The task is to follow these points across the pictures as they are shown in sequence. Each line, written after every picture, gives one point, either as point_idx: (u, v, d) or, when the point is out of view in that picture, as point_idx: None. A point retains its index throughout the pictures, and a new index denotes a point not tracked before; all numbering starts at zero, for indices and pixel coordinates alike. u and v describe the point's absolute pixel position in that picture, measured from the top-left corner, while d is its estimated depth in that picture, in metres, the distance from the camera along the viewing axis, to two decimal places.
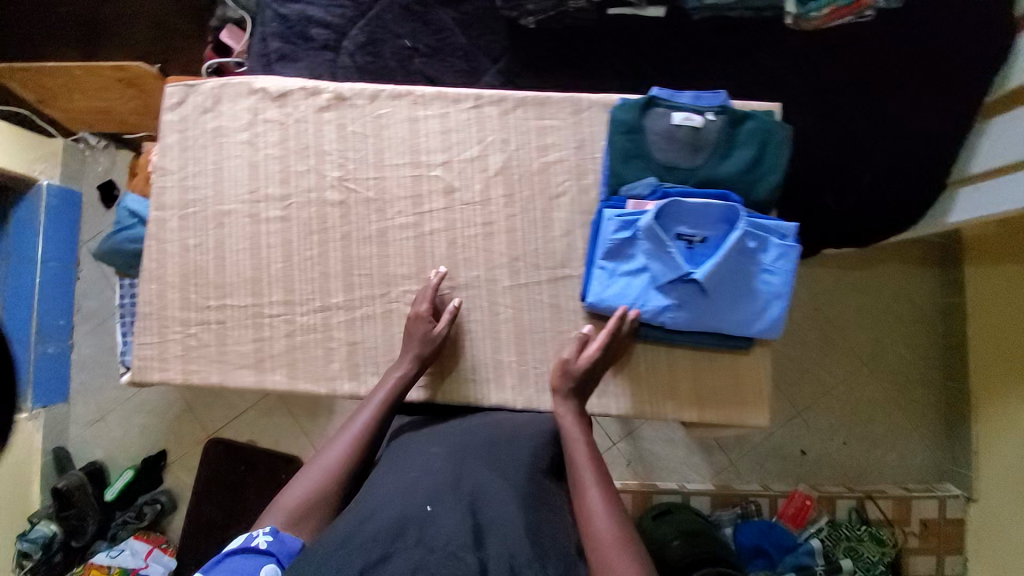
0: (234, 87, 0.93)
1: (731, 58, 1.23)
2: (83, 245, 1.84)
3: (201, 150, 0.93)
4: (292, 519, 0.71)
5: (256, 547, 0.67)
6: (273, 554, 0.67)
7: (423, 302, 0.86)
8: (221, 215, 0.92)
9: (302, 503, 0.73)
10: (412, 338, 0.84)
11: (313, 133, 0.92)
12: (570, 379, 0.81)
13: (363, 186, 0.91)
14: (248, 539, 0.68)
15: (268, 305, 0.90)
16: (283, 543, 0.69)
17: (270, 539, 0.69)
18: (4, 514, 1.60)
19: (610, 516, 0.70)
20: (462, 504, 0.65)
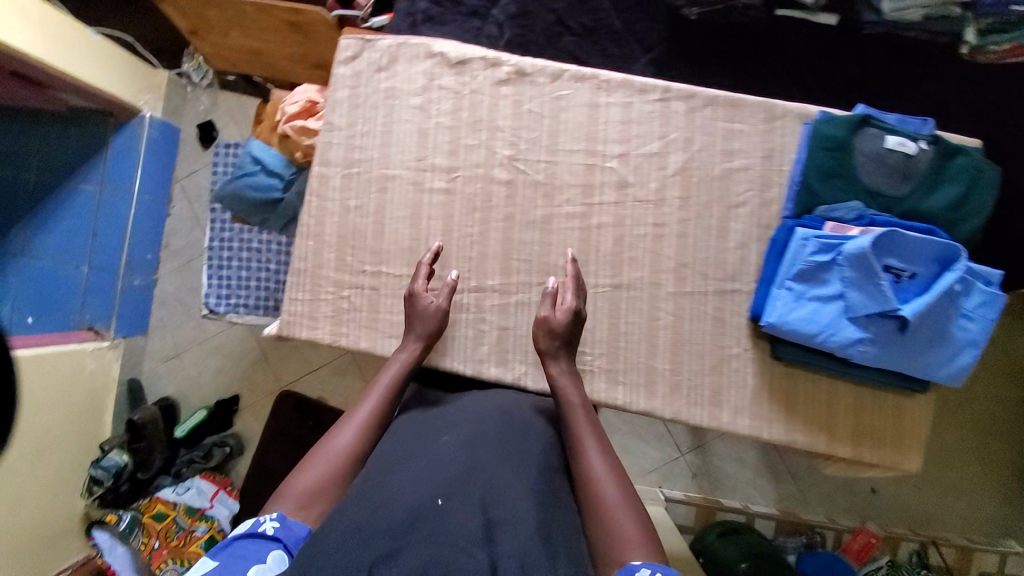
0: (412, 47, 0.90)
1: (903, 77, 1.15)
2: (176, 182, 1.84)
3: (372, 110, 0.90)
4: (299, 505, 0.68)
5: (262, 532, 0.64)
6: (281, 540, 0.64)
7: (420, 275, 0.84)
8: (385, 179, 0.89)
9: (313, 489, 0.70)
10: (425, 316, 0.83)
11: (487, 106, 0.89)
12: (551, 337, 0.81)
13: (533, 168, 0.88)
14: (255, 524, 0.65)
15: (423, 278, 0.88)
16: (290, 530, 0.65)
17: (277, 525, 0.65)
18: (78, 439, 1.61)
19: (627, 506, 0.68)
20: (474, 498, 0.64)
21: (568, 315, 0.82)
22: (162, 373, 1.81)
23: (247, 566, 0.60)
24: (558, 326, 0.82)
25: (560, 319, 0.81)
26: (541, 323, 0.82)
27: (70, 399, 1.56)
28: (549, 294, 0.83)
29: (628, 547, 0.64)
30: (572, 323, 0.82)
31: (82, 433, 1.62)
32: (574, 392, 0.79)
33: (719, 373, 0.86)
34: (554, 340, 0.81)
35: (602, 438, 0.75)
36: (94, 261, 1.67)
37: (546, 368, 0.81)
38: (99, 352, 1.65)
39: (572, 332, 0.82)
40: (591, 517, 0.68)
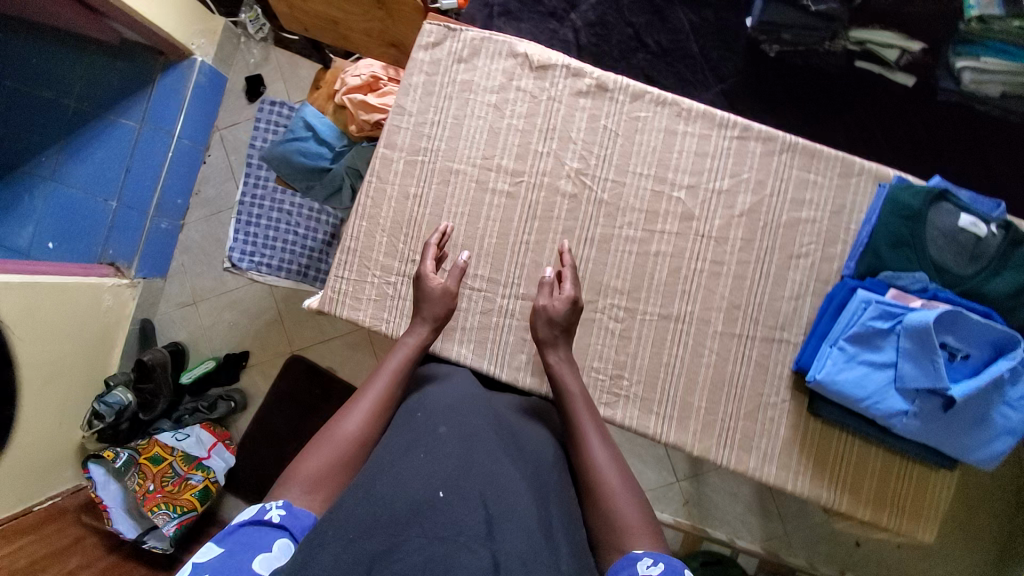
0: (497, 43, 0.88)
1: (976, 147, 1.12)
2: (216, 130, 1.82)
3: (445, 100, 0.88)
4: (307, 493, 0.66)
5: (268, 519, 0.62)
6: (287, 529, 0.62)
7: (427, 258, 0.84)
8: (449, 173, 0.88)
9: (319, 476, 0.67)
10: (435, 300, 0.82)
11: (563, 115, 0.87)
12: (551, 325, 0.81)
13: (600, 186, 0.87)
14: (260, 511, 0.62)
15: (471, 277, 0.88)
16: (296, 518, 0.63)
17: (283, 513, 0.63)
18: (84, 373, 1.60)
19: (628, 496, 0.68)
20: (476, 494, 0.61)
21: (567, 304, 0.81)
22: (176, 319, 1.81)
23: (254, 554, 0.58)
24: (557, 314, 0.81)
25: (557, 308, 0.81)
26: (541, 311, 0.82)
27: (82, 331, 1.55)
28: (550, 282, 0.83)
29: (631, 534, 0.64)
30: (571, 312, 0.82)
31: (89, 366, 1.60)
32: (569, 381, 0.78)
33: (753, 420, 0.87)
34: (554, 329, 0.81)
35: (600, 429, 0.75)
36: (125, 197, 1.64)
37: (545, 355, 0.81)
38: (117, 290, 1.64)
39: (571, 321, 0.82)
40: (595, 504, 0.69)
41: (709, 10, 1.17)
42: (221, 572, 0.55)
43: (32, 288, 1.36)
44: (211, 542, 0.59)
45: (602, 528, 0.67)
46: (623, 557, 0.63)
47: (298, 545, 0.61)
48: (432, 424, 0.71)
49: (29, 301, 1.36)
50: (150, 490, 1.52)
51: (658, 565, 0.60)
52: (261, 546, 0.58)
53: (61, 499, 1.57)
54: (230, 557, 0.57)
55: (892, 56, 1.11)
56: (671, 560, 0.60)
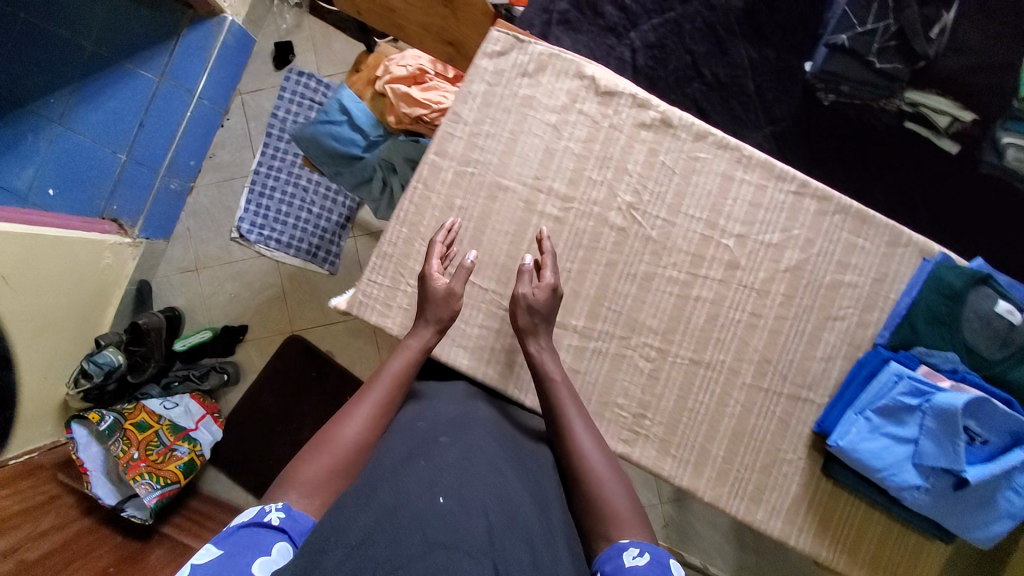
0: (564, 61, 0.85)
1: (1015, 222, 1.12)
2: (237, 94, 1.75)
3: (503, 114, 0.85)
4: (304, 496, 0.65)
5: (268, 521, 0.61)
6: (285, 531, 0.61)
7: (434, 259, 0.81)
8: (498, 188, 0.85)
9: (318, 480, 0.67)
10: (440, 302, 0.80)
11: (622, 145, 0.85)
12: (532, 312, 0.80)
13: (649, 223, 0.85)
14: (260, 513, 0.62)
15: (507, 298, 0.86)
16: (295, 521, 0.62)
17: (283, 516, 0.62)
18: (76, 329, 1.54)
19: (618, 487, 0.70)
20: (477, 500, 0.60)
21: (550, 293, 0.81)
22: (176, 284, 1.75)
23: (254, 556, 0.56)
24: (541, 301, 0.80)
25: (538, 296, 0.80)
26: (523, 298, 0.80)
27: (79, 288, 1.48)
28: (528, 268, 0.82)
29: (619, 523, 0.67)
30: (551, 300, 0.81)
31: (82, 323, 1.54)
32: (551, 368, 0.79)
33: (767, 475, 0.88)
34: (537, 319, 0.80)
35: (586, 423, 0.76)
36: (135, 151, 1.57)
37: (526, 343, 0.80)
38: (118, 248, 1.58)
39: (551, 308, 0.81)
40: (583, 495, 0.71)
41: (770, 49, 1.15)
42: (221, 573, 0.54)
43: (31, 240, 1.30)
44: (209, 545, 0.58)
45: (593, 519, 0.69)
46: (611, 546, 0.65)
47: (297, 548, 0.60)
48: (433, 434, 0.72)
49: (26, 256, 1.29)
50: (133, 458, 1.47)
51: (645, 556, 0.62)
52: (262, 547, 0.58)
53: (38, 455, 1.49)
54: (229, 558, 0.56)
55: (942, 122, 1.10)
56: (659, 553, 0.62)
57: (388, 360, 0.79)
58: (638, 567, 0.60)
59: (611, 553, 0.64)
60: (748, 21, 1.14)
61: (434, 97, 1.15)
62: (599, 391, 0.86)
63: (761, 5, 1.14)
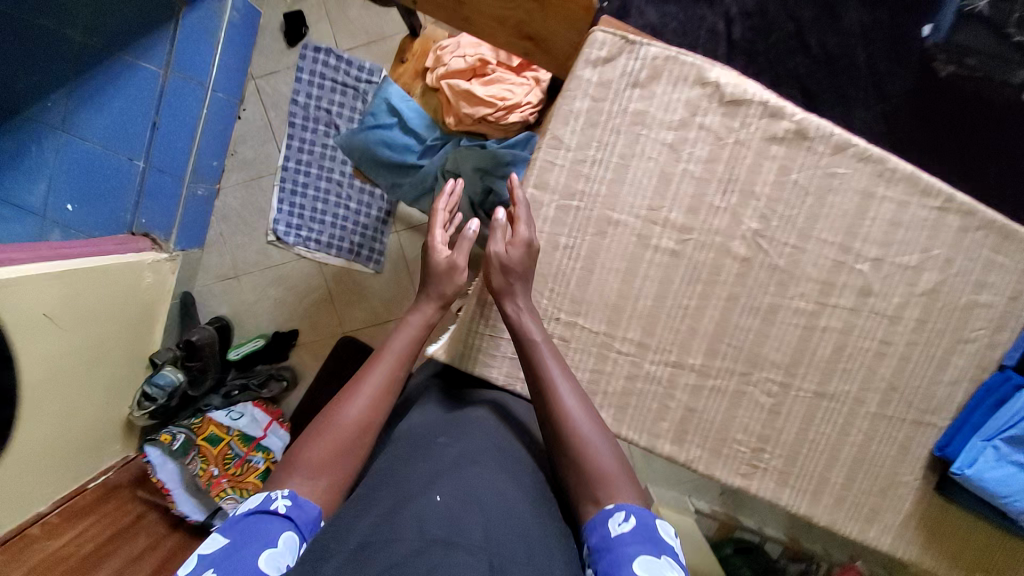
0: (682, 66, 0.72)
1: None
2: (250, 80, 1.57)
3: (612, 135, 0.74)
4: (309, 485, 0.71)
5: (274, 509, 0.67)
6: (292, 520, 0.67)
7: (438, 228, 0.92)
8: (607, 223, 0.76)
9: (320, 460, 0.73)
10: (443, 273, 0.87)
11: (748, 165, 0.74)
12: (506, 271, 0.74)
13: (777, 251, 0.76)
14: (266, 501, 0.68)
15: (619, 340, 0.79)
16: (302, 509, 0.69)
17: (289, 504, 0.68)
18: (130, 351, 1.51)
19: (608, 454, 0.70)
20: (463, 489, 0.64)
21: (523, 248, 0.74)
22: (218, 293, 1.70)
23: (261, 546, 0.63)
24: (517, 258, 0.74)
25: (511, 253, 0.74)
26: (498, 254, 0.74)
27: (125, 313, 1.43)
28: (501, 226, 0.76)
29: (607, 489, 0.68)
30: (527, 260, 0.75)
31: (134, 345, 1.51)
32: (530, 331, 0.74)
33: (886, 495, 0.88)
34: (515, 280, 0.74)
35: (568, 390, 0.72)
36: (153, 159, 1.46)
37: (502, 305, 0.75)
38: (156, 266, 1.49)
39: (527, 266, 0.75)
40: (568, 461, 0.70)
41: (885, 8, 0.99)
42: (230, 560, 0.61)
43: (67, 277, 1.21)
44: (221, 532, 0.65)
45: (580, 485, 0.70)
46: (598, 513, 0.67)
47: (302, 537, 0.67)
48: (432, 434, 0.76)
49: (71, 296, 1.23)
50: (214, 476, 1.51)
51: (629, 521, 0.64)
52: (269, 536, 0.64)
53: (112, 475, 1.55)
54: (236, 547, 0.62)
55: None
56: (642, 515, 0.64)
57: (390, 342, 0.83)
58: (624, 534, 0.62)
59: (598, 522, 0.66)
60: None
61: (499, 93, 1.02)
62: (716, 429, 0.82)
63: None
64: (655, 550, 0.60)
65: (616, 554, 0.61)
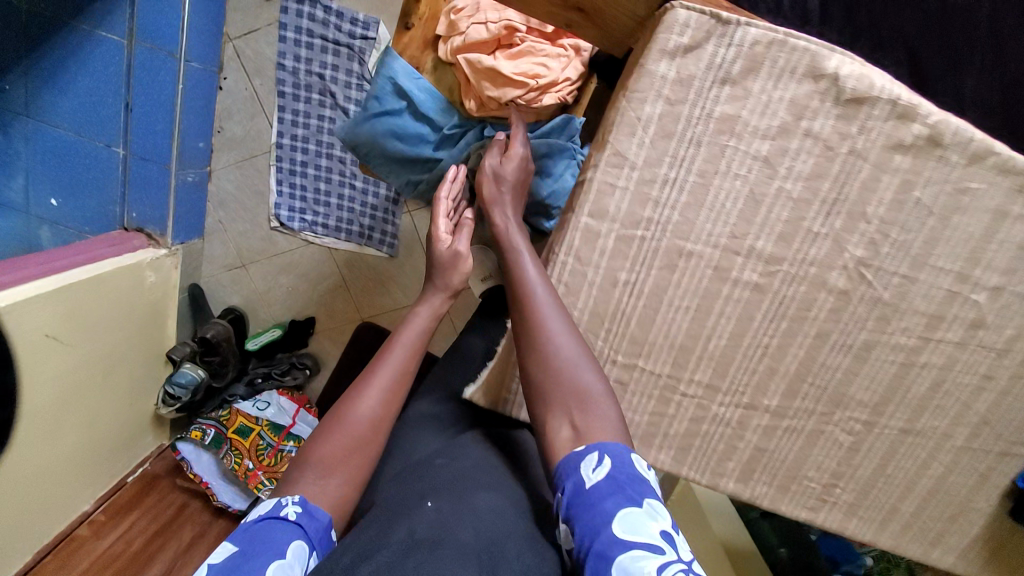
0: (789, 56, 0.55)
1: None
2: (228, 41, 1.34)
3: (692, 149, 0.59)
4: (321, 487, 0.65)
5: (285, 516, 0.61)
6: (302, 528, 0.61)
7: (442, 218, 0.85)
8: (678, 255, 0.63)
9: (333, 457, 0.67)
10: (448, 263, 0.82)
11: (861, 181, 0.59)
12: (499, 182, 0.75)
13: (881, 282, 0.64)
14: (277, 507, 0.62)
15: (686, 382, 0.70)
16: (313, 517, 0.62)
17: (299, 510, 0.62)
18: (145, 354, 1.45)
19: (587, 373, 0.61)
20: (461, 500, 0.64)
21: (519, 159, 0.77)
22: (226, 284, 1.60)
23: (266, 557, 0.56)
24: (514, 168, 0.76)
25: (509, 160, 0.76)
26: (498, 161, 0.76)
27: (132, 318, 1.35)
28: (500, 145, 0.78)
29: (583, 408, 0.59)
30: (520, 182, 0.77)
31: (147, 347, 1.45)
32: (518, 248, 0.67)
33: (954, 521, 0.82)
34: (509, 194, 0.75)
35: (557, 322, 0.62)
36: (133, 146, 1.31)
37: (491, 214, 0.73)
38: (157, 263, 1.39)
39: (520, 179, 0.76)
40: (543, 377, 0.61)
41: None
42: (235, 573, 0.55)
43: (62, 297, 1.13)
44: (230, 541, 0.59)
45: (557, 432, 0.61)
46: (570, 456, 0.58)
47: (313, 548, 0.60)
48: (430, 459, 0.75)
49: (70, 313, 1.16)
50: (250, 468, 1.48)
51: (605, 464, 0.55)
52: (279, 546, 0.58)
53: (150, 465, 1.57)
54: (244, 556, 0.56)
55: None
56: (618, 456, 0.56)
57: (400, 332, 0.76)
58: (599, 478, 0.54)
59: (571, 467, 0.57)
60: None
61: (530, 69, 0.83)
62: (786, 467, 0.76)
63: None
64: (637, 498, 0.53)
65: (595, 502, 0.53)
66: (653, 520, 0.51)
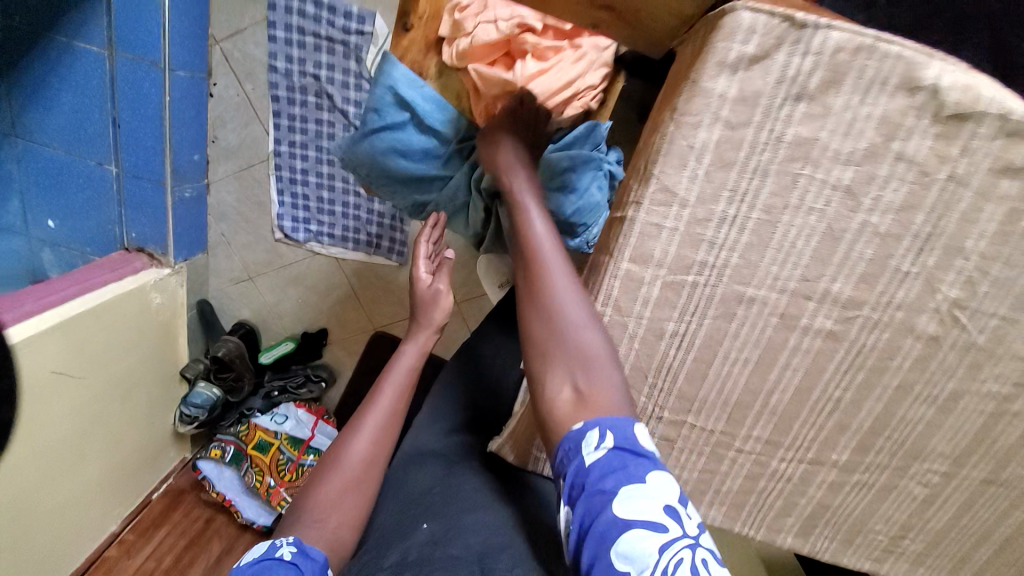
0: (881, 64, 0.44)
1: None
2: (215, 43, 1.23)
3: (756, 181, 0.49)
4: (319, 528, 0.60)
5: (279, 559, 0.56)
6: (297, 567, 0.56)
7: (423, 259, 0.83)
8: (736, 302, 0.54)
9: (331, 501, 0.62)
10: (430, 304, 0.79)
11: (966, 212, 0.49)
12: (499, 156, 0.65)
13: (979, 325, 0.54)
14: (271, 550, 0.58)
15: (741, 438, 0.62)
16: (309, 557, 0.58)
17: (295, 550, 0.58)
18: (159, 376, 1.41)
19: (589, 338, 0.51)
20: (450, 521, 0.61)
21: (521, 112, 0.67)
22: (234, 296, 1.54)
23: None
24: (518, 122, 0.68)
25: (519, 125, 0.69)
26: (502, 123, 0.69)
27: (140, 342, 1.30)
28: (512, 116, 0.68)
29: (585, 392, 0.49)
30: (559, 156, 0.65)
31: (159, 369, 1.40)
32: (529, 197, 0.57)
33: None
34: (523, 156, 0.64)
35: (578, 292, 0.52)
36: (125, 163, 1.22)
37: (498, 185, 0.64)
38: (162, 283, 1.32)
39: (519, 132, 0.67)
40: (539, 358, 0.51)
41: None
42: None
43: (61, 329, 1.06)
44: None
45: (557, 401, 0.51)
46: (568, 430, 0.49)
47: None
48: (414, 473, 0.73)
49: (73, 345, 1.10)
50: (272, 486, 1.47)
51: (608, 436, 0.47)
52: None
53: (173, 480, 1.56)
54: None
55: None
56: (620, 428, 0.47)
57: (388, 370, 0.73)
58: (599, 459, 0.46)
59: (570, 443, 0.48)
60: None
61: (551, 88, 0.74)
62: (852, 520, 0.68)
63: None
64: (640, 475, 0.45)
65: (597, 483, 0.45)
66: (657, 496, 0.45)
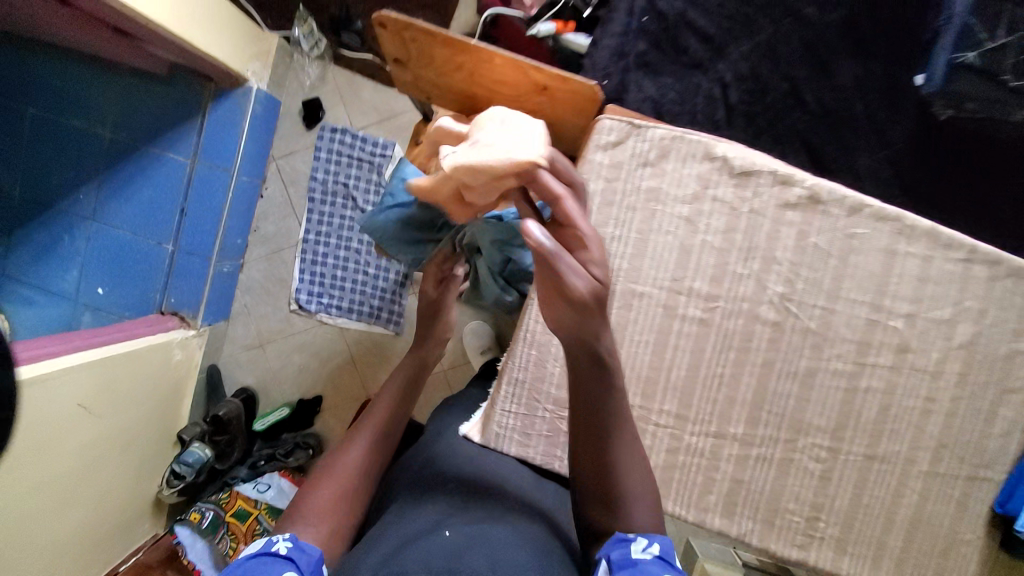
0: (690, 145, 0.75)
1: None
2: (272, 161, 1.64)
3: (629, 213, 0.77)
4: (311, 528, 0.69)
5: (276, 551, 0.63)
6: (293, 561, 0.63)
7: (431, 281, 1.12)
8: (631, 296, 0.77)
9: (323, 508, 0.71)
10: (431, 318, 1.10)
11: (766, 232, 0.76)
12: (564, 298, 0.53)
13: (807, 313, 0.76)
14: (269, 544, 0.65)
15: (655, 412, 0.79)
16: (303, 551, 0.65)
17: (290, 545, 0.65)
18: (159, 432, 1.50)
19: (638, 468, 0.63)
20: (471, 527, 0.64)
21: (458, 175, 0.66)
22: (243, 361, 1.72)
23: None
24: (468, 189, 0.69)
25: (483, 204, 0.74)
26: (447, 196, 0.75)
27: (153, 394, 1.43)
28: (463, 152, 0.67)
29: (628, 510, 0.62)
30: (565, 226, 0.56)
31: (162, 424, 1.50)
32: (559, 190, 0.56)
33: (945, 556, 0.83)
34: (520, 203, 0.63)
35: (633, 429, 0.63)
36: (182, 242, 1.51)
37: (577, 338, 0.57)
38: (185, 342, 1.52)
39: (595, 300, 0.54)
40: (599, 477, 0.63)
41: (877, 61, 1.02)
42: None
43: (100, 367, 1.21)
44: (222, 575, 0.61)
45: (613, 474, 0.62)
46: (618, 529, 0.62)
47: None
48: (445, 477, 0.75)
49: (106, 385, 1.23)
50: None
51: (652, 545, 0.59)
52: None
53: (144, 554, 1.52)
54: None
55: None
56: (664, 543, 0.59)
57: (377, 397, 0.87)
58: (646, 558, 0.57)
59: (619, 537, 0.60)
60: (850, 34, 1.01)
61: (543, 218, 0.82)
62: (767, 499, 0.81)
63: (862, 15, 1.01)
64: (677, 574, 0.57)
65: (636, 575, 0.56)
66: None
